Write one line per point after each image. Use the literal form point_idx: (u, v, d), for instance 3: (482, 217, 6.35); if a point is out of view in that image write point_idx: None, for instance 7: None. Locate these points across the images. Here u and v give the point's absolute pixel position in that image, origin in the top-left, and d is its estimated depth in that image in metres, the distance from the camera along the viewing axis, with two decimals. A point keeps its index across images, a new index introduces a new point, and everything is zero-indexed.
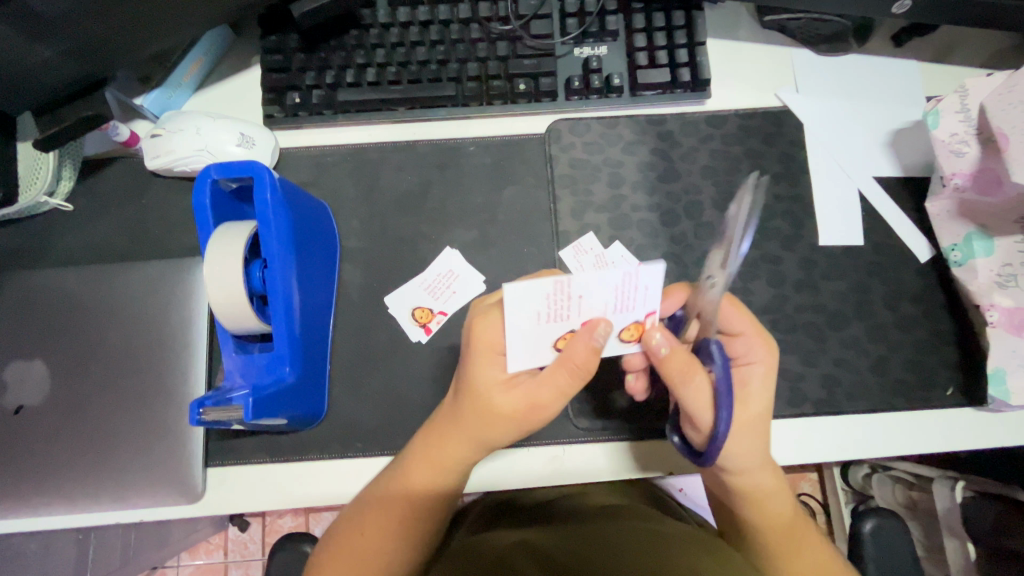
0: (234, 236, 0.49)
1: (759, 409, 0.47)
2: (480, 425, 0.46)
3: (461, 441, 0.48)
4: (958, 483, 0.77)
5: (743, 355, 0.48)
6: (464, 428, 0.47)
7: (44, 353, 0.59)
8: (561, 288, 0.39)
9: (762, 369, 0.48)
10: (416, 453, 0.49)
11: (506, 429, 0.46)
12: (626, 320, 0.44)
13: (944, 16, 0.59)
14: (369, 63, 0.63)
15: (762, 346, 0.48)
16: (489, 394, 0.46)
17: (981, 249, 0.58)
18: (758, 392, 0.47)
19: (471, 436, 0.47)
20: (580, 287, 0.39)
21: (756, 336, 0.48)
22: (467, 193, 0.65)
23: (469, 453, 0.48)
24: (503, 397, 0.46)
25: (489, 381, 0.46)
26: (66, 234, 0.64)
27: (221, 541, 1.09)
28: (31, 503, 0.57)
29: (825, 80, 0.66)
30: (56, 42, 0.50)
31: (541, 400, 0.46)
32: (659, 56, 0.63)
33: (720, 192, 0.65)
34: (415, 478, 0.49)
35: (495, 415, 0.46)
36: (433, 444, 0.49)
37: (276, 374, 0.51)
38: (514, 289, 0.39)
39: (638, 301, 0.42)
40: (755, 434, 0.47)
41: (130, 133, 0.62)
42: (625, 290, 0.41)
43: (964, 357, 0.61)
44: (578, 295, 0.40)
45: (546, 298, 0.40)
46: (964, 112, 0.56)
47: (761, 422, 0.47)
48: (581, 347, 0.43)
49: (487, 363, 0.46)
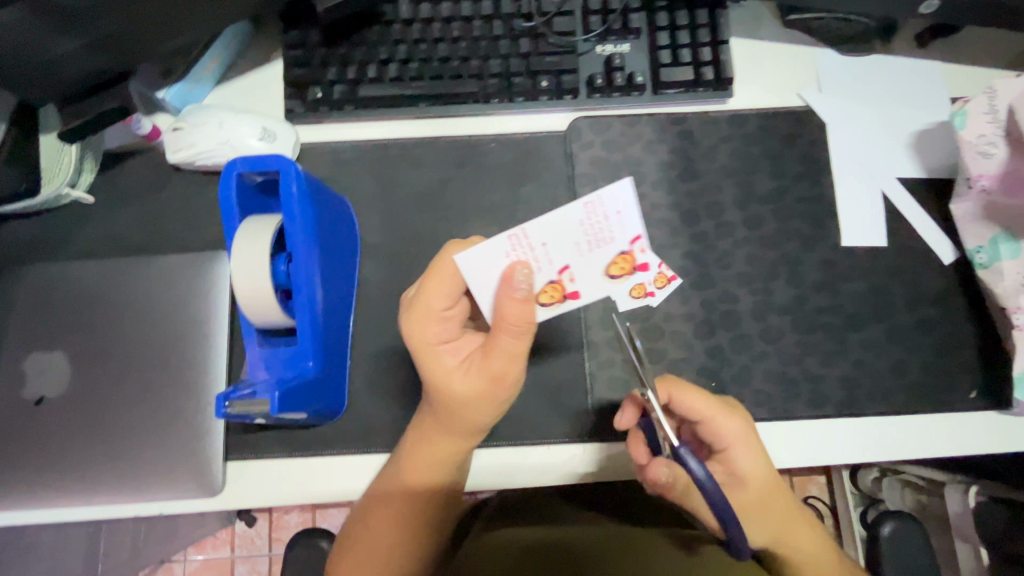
0: (260, 230, 0.49)
1: (758, 484, 0.48)
2: (456, 411, 0.46)
3: (439, 428, 0.48)
4: (971, 488, 0.76)
5: (717, 439, 0.48)
6: (439, 416, 0.48)
7: (64, 345, 0.59)
8: (520, 241, 0.41)
9: (740, 447, 0.48)
10: (411, 450, 0.50)
11: (477, 406, 0.46)
12: (612, 256, 0.42)
13: (971, 17, 0.58)
14: (391, 59, 0.62)
15: (727, 426, 0.47)
16: (446, 381, 0.45)
17: (1008, 252, 0.57)
18: (749, 468, 0.48)
19: (446, 421, 0.47)
20: (541, 235, 0.40)
21: (717, 416, 0.47)
22: (487, 190, 0.65)
23: (447, 437, 0.49)
24: (461, 381, 0.45)
25: (442, 371, 0.45)
26: (86, 227, 0.64)
27: (227, 537, 1.09)
28: (48, 494, 0.57)
29: (847, 80, 0.66)
30: (82, 33, 0.50)
31: (499, 371, 0.45)
32: (682, 54, 0.63)
33: (741, 192, 0.64)
34: (415, 477, 0.50)
35: (461, 398, 0.46)
36: (417, 441, 0.50)
37: (299, 369, 0.51)
38: (465, 258, 0.42)
39: (614, 230, 0.40)
40: (765, 505, 0.49)
41: (153, 127, 0.63)
42: (593, 222, 0.40)
43: (987, 360, 0.60)
44: (541, 244, 0.41)
45: (506, 256, 0.42)
46: (992, 113, 0.55)
47: (764, 494, 0.48)
48: (507, 305, 0.41)
49: (430, 359, 0.46)
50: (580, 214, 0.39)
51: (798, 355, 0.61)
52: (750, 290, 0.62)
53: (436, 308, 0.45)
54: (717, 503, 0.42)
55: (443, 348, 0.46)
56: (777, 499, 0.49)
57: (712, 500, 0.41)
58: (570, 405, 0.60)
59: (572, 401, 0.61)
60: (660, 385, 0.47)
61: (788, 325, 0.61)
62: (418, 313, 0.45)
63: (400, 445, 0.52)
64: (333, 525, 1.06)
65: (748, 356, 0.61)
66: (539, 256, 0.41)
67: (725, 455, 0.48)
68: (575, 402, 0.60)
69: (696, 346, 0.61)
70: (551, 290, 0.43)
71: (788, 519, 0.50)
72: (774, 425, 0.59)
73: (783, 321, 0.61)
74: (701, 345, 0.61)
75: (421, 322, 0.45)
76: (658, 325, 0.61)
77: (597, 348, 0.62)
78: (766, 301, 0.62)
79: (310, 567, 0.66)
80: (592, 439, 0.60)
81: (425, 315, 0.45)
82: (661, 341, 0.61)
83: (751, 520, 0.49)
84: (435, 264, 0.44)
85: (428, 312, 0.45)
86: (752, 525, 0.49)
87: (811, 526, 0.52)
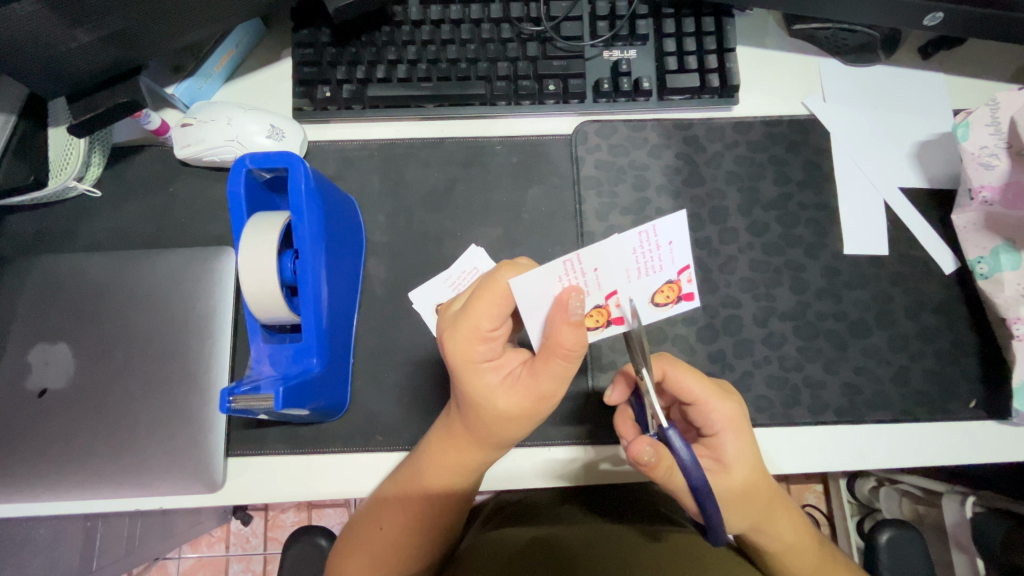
0: (272, 226, 0.49)
1: (744, 471, 0.47)
2: (490, 427, 0.46)
3: (476, 444, 0.48)
4: (969, 499, 0.76)
5: (707, 423, 0.48)
6: (476, 434, 0.47)
7: (68, 338, 0.59)
8: (573, 267, 0.42)
9: (730, 432, 0.47)
10: (432, 455, 0.49)
11: (520, 425, 0.45)
12: (660, 282, 0.47)
13: (974, 31, 0.59)
14: (400, 60, 0.63)
15: (719, 409, 0.47)
16: (490, 401, 0.44)
17: (1008, 263, 0.58)
18: (736, 455, 0.47)
19: (485, 438, 0.47)
20: (593, 261, 0.42)
21: (711, 399, 0.47)
22: (492, 191, 0.65)
23: (483, 450, 0.48)
24: (507, 400, 0.44)
25: (485, 390, 0.44)
26: (93, 220, 0.64)
27: (222, 535, 1.09)
28: (50, 486, 0.57)
29: (852, 90, 0.66)
30: (97, 27, 0.50)
31: (545, 392, 0.45)
32: (689, 61, 0.63)
33: (745, 198, 0.65)
34: (433, 482, 0.50)
35: (504, 417, 0.45)
36: (446, 451, 0.49)
37: (303, 365, 0.52)
38: (521, 280, 0.42)
39: (664, 260, 0.46)
40: (747, 495, 0.47)
41: (160, 123, 0.62)
42: (646, 251, 0.45)
43: (987, 369, 0.61)
44: (593, 270, 0.43)
45: (558, 280, 0.43)
46: (994, 125, 0.57)
47: (749, 483, 0.47)
48: (564, 330, 0.41)
49: (474, 375, 0.44)
50: (637, 241, 0.45)
51: (799, 361, 0.61)
52: (753, 295, 0.63)
53: (483, 328, 0.43)
54: (696, 482, 0.43)
55: (486, 366, 0.44)
56: (762, 489, 0.48)
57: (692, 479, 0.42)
58: (572, 405, 0.61)
59: (574, 402, 0.61)
60: (655, 362, 0.47)
61: (789, 330, 0.62)
62: (461, 331, 0.43)
63: (420, 447, 0.52)
64: (329, 524, 1.06)
65: (749, 361, 0.61)
66: (589, 281, 0.43)
67: (713, 439, 0.48)
68: (578, 403, 0.61)
69: (698, 350, 0.61)
70: (597, 314, 0.46)
71: (770, 511, 0.49)
72: (775, 430, 0.59)
73: (785, 327, 0.62)
74: (703, 349, 0.61)
75: (465, 339, 0.43)
76: (661, 328, 0.61)
77: (599, 351, 0.62)
78: (768, 306, 0.62)
79: (308, 565, 0.66)
80: (597, 441, 0.60)
81: (470, 333, 0.43)
82: (664, 345, 0.61)
83: (732, 509, 0.48)
84: (487, 282, 0.43)
85: (475, 332, 0.43)
86: (732, 515, 0.48)
87: (792, 519, 0.51)
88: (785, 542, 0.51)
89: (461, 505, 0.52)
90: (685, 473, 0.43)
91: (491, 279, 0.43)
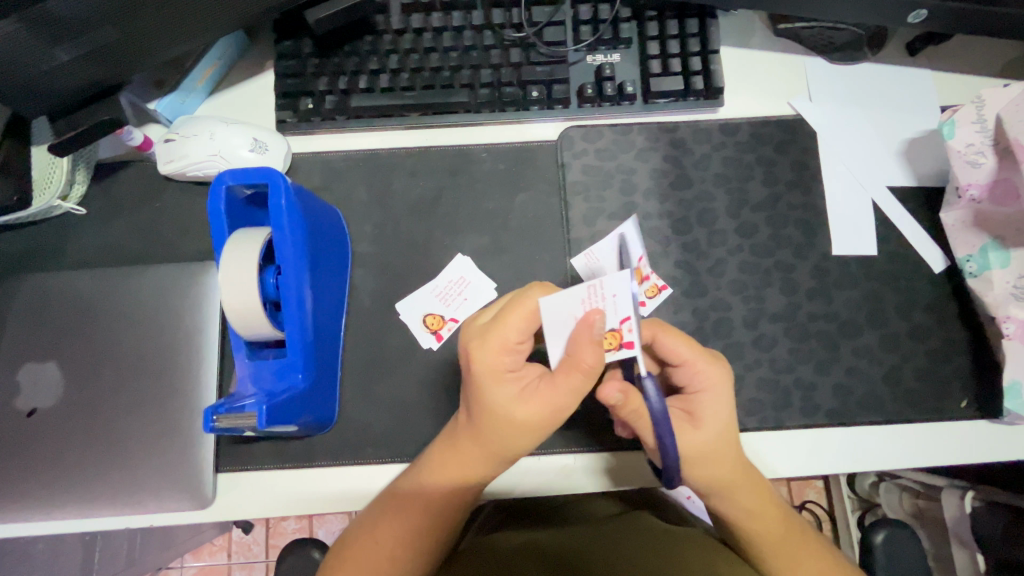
0: (252, 242, 0.49)
1: (713, 432, 0.47)
2: (502, 437, 0.46)
3: (488, 456, 0.48)
4: (968, 493, 0.76)
5: (690, 383, 0.48)
6: (489, 445, 0.47)
7: (56, 357, 0.59)
8: (595, 291, 0.41)
9: (710, 393, 0.47)
10: (439, 463, 0.49)
11: (534, 438, 0.46)
12: None
13: (958, 28, 0.58)
14: (382, 69, 0.63)
15: (705, 371, 0.47)
16: (510, 411, 0.45)
17: (997, 261, 0.57)
18: (710, 416, 0.47)
19: (499, 451, 0.47)
20: (614, 286, 0.40)
21: (698, 361, 0.47)
22: (479, 199, 0.65)
23: (493, 462, 0.48)
24: (524, 412, 0.44)
25: (506, 401, 0.45)
26: (79, 238, 0.64)
27: (224, 543, 1.09)
28: (38, 506, 0.57)
29: (839, 89, 0.66)
30: (74, 46, 0.51)
31: (562, 405, 0.45)
32: (673, 64, 0.63)
33: (734, 200, 0.65)
34: (436, 488, 0.49)
35: (520, 428, 0.45)
36: (455, 462, 0.49)
37: (288, 381, 0.51)
38: (549, 301, 0.43)
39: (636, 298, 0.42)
40: (718, 457, 0.47)
41: (143, 138, 0.62)
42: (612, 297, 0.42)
43: (978, 367, 0.60)
44: (613, 296, 0.40)
45: (581, 303, 0.41)
46: (980, 122, 0.56)
47: (718, 445, 0.47)
48: (586, 347, 0.41)
49: (495, 384, 0.45)
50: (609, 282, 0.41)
51: (790, 363, 0.61)
52: (742, 299, 0.62)
53: (512, 340, 0.44)
54: (663, 431, 0.43)
55: (510, 377, 0.45)
56: (731, 454, 0.48)
57: (660, 428, 0.43)
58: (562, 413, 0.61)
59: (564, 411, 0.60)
60: (647, 324, 0.47)
61: (779, 332, 0.61)
62: (490, 341, 0.44)
63: (426, 453, 0.52)
64: (331, 530, 1.06)
65: (740, 364, 0.61)
66: (609, 307, 0.41)
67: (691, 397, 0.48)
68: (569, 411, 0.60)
69: None
70: (611, 337, 0.41)
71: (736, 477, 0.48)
72: (767, 434, 0.59)
73: (774, 329, 0.61)
74: None
75: (494, 350, 0.44)
76: None
77: None
78: (758, 309, 0.62)
79: None
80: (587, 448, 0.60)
81: (499, 344, 0.44)
82: None
83: (702, 469, 0.47)
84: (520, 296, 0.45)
85: (504, 342, 0.44)
86: (701, 476, 0.48)
87: (761, 493, 0.50)
88: (750, 513, 0.50)
89: (467, 513, 0.52)
90: (655, 422, 0.44)
91: (524, 296, 0.45)
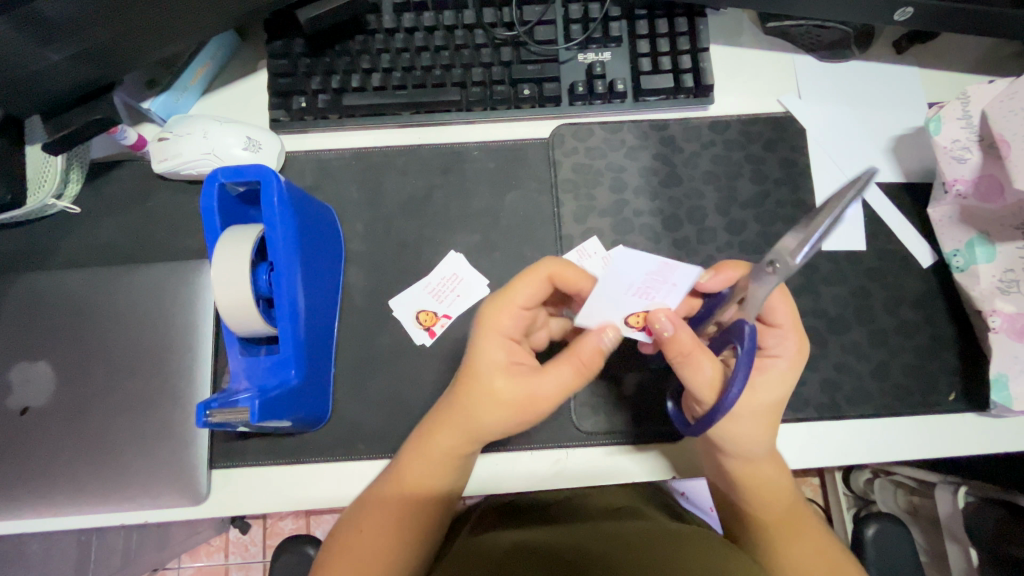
0: (245, 239, 0.50)
1: (769, 396, 0.48)
2: (477, 411, 0.46)
3: (462, 433, 0.48)
4: (960, 488, 0.76)
5: (773, 347, 0.49)
6: (466, 419, 0.47)
7: (49, 356, 0.59)
8: (665, 271, 0.42)
9: (789, 363, 0.48)
10: (420, 445, 0.49)
11: (506, 421, 0.46)
12: (635, 308, 0.45)
13: (944, 25, 0.59)
14: (374, 68, 0.63)
15: (793, 343, 0.49)
16: (491, 380, 0.46)
17: (983, 256, 0.58)
18: (775, 381, 0.48)
19: (471, 428, 0.47)
20: (678, 278, 0.43)
21: (792, 332, 0.49)
22: (470, 197, 0.65)
23: (468, 444, 0.48)
24: (503, 383, 0.45)
25: (490, 365, 0.46)
26: (72, 237, 0.65)
27: (221, 543, 1.09)
28: (32, 504, 0.57)
29: (828, 86, 0.67)
30: (65, 46, 0.51)
31: (541, 392, 0.46)
32: (662, 62, 0.63)
33: (723, 198, 0.65)
34: (412, 475, 0.49)
35: (494, 402, 0.46)
36: (425, 439, 0.49)
37: (282, 377, 0.52)
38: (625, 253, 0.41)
39: (659, 294, 0.44)
40: (763, 418, 0.48)
41: (137, 137, 0.62)
42: (652, 280, 0.43)
43: (966, 360, 0.61)
44: (671, 284, 0.43)
45: (643, 273, 0.42)
46: (966, 118, 0.57)
47: (764, 407, 0.48)
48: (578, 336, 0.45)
49: (489, 348, 0.46)
50: (659, 268, 0.42)
51: None
52: None
53: (518, 303, 0.46)
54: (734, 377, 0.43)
55: (503, 342, 0.47)
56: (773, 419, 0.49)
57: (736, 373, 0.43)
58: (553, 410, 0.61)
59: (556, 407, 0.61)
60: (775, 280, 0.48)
61: None
62: (498, 300, 0.47)
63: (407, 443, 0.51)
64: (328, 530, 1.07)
65: None
66: (661, 288, 0.43)
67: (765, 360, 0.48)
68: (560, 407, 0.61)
69: None
70: (638, 317, 0.45)
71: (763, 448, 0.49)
72: None
73: None
74: None
75: (498, 308, 0.47)
76: None
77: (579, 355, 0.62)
78: None
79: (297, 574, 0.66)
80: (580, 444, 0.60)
81: (506, 305, 0.46)
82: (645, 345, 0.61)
83: (743, 421, 0.47)
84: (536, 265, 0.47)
85: (508, 303, 0.46)
86: (739, 430, 0.48)
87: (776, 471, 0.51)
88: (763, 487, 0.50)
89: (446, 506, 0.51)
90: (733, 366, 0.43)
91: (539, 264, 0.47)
